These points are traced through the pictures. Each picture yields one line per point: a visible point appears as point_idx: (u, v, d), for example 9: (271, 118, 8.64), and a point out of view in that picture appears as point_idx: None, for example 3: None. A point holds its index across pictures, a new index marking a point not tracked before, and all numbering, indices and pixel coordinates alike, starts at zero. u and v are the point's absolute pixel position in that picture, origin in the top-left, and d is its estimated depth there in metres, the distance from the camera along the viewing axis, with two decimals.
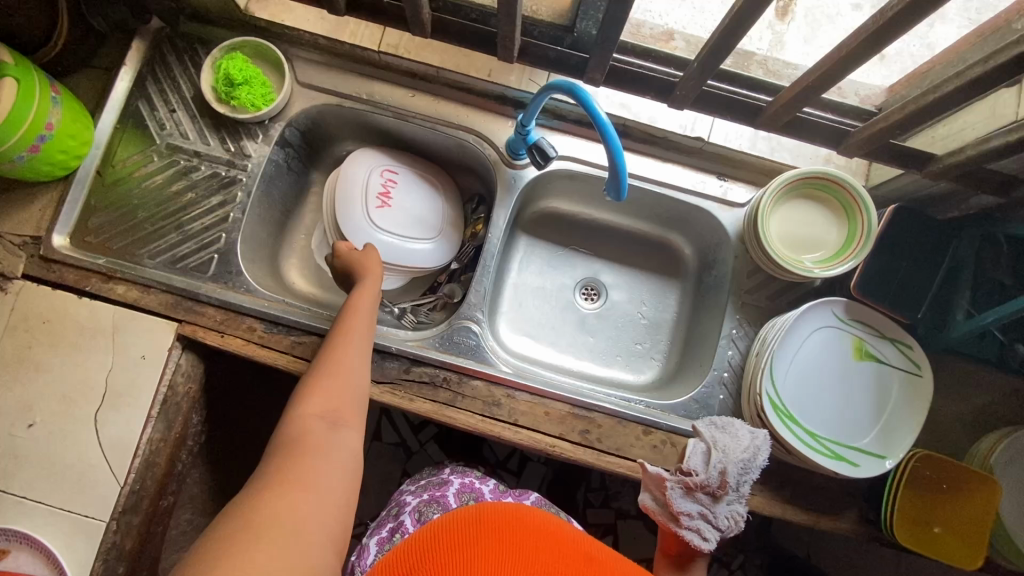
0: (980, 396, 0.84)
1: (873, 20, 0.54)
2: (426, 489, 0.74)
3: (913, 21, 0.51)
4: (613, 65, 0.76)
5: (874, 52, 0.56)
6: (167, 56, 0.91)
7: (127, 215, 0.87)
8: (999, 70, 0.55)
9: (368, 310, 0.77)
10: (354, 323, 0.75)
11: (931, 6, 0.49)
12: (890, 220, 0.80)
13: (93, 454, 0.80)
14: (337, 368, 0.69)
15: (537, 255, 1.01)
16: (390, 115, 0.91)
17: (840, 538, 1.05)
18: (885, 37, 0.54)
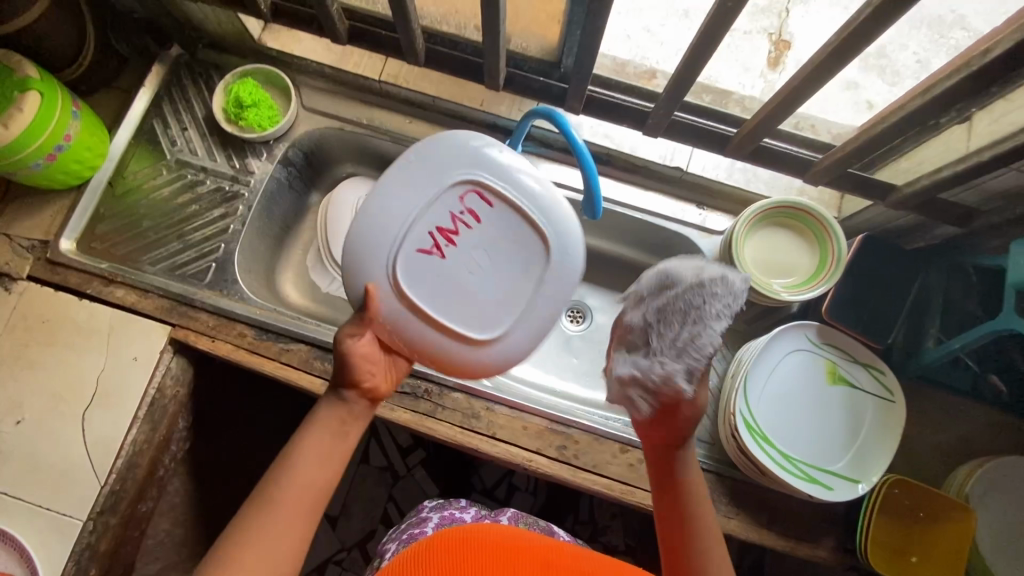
0: (958, 427, 0.85)
1: (818, 56, 0.59)
2: (406, 531, 0.71)
3: (851, 55, 0.57)
4: (593, 95, 0.81)
5: (821, 85, 0.61)
6: (183, 80, 0.97)
7: (133, 223, 0.92)
8: (936, 103, 0.59)
9: (308, 483, 0.54)
10: (287, 475, 0.54)
11: (864, 42, 0.54)
12: (859, 249, 0.83)
13: (76, 453, 0.81)
14: (243, 556, 0.50)
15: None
16: (387, 139, 0.97)
17: None
18: (830, 71, 0.60)
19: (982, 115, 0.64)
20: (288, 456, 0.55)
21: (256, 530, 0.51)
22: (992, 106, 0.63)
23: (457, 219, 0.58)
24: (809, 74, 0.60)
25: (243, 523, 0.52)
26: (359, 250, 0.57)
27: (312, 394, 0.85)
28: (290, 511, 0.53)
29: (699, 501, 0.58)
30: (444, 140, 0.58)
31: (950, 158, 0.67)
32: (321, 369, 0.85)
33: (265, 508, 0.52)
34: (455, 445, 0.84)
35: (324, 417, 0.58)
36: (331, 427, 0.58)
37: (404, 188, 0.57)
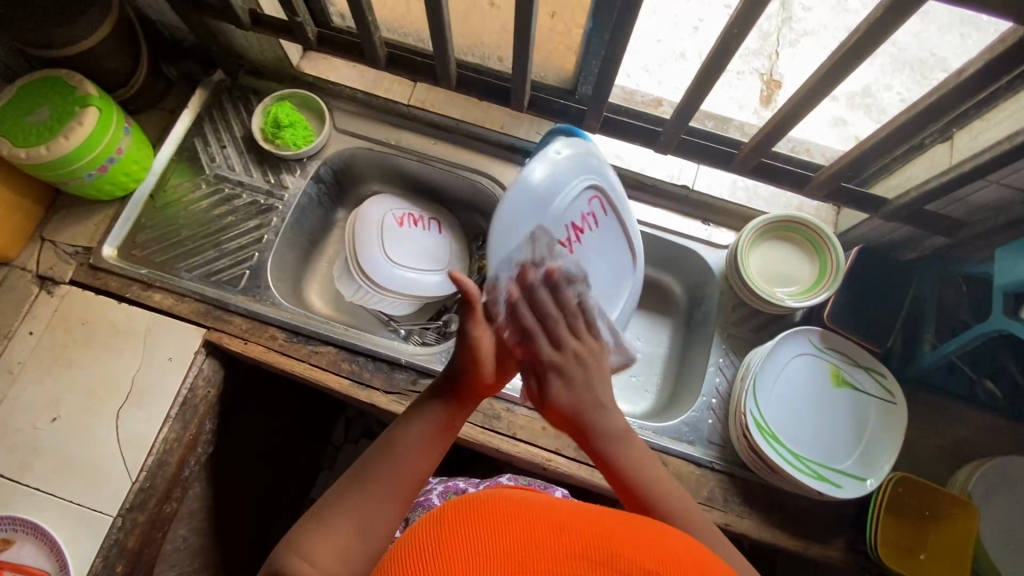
0: (958, 430, 0.89)
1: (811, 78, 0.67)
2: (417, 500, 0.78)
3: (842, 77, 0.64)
4: (608, 116, 0.88)
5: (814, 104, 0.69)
6: (224, 102, 1.05)
7: (172, 232, 0.97)
8: (917, 120, 0.67)
9: (419, 454, 0.57)
10: (392, 455, 0.57)
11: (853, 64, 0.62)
12: (856, 260, 0.89)
13: (110, 450, 0.83)
14: (342, 521, 0.52)
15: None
16: (413, 158, 1.03)
17: None
18: (822, 92, 0.67)
19: (962, 133, 0.71)
20: (394, 439, 0.58)
21: (355, 498, 0.54)
22: (969, 126, 0.70)
23: (585, 218, 0.83)
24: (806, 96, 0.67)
25: (347, 493, 0.54)
26: (500, 231, 0.74)
27: (339, 394, 0.89)
28: (391, 488, 0.55)
29: (632, 460, 0.60)
30: (564, 149, 0.80)
31: (935, 172, 0.73)
32: (349, 370, 0.89)
33: (370, 479, 0.55)
34: (476, 446, 0.87)
35: (432, 406, 0.60)
36: (439, 417, 0.60)
37: (531, 179, 0.78)
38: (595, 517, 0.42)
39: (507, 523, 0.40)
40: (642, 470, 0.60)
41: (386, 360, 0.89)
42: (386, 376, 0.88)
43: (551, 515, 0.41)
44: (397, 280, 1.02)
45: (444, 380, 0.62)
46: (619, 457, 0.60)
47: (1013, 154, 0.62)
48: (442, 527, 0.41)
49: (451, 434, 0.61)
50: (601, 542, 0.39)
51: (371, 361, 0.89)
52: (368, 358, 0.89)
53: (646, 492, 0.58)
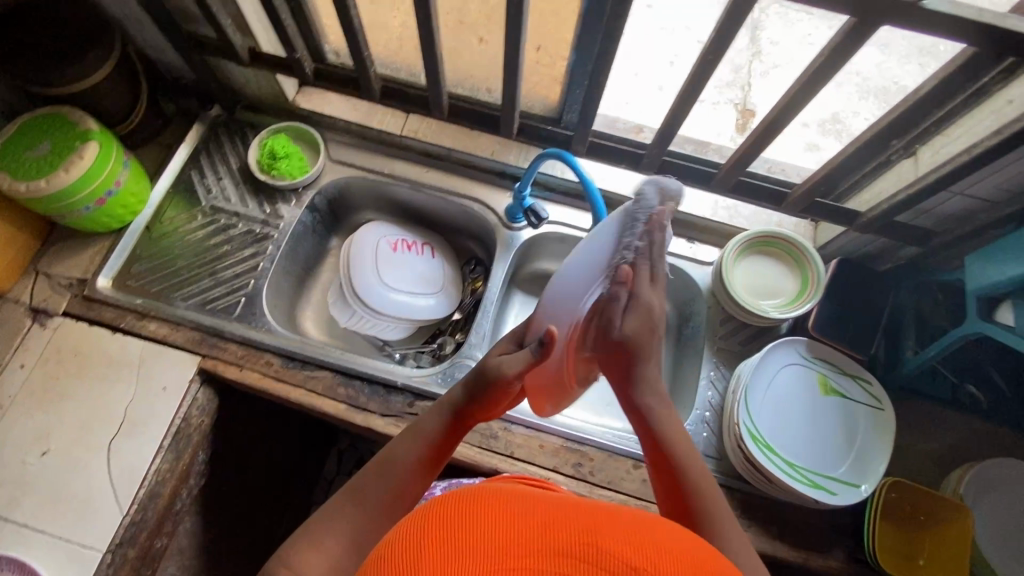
0: (945, 436, 0.91)
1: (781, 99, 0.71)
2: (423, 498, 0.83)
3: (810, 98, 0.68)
4: (594, 140, 0.91)
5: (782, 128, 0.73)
6: (221, 136, 1.08)
7: (167, 263, 0.98)
8: (881, 137, 0.71)
9: (410, 466, 0.61)
10: (387, 469, 0.60)
11: None
12: (836, 272, 0.93)
13: (101, 483, 0.82)
14: (332, 535, 0.54)
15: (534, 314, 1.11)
16: (406, 186, 1.06)
17: None
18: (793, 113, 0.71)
19: (925, 149, 0.76)
20: (389, 455, 0.62)
21: (348, 512, 0.57)
22: (930, 142, 0.75)
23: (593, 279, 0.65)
24: (772, 120, 0.70)
25: (342, 506, 0.58)
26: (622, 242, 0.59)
27: (335, 419, 0.89)
28: (383, 500, 0.58)
29: (671, 430, 0.63)
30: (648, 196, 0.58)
31: (902, 185, 0.78)
32: (345, 395, 0.89)
33: (365, 492, 0.58)
34: (473, 466, 0.87)
35: (429, 427, 0.64)
36: (433, 437, 0.64)
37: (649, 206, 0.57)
38: (591, 513, 0.39)
39: (500, 525, 0.37)
40: (683, 447, 0.62)
41: (382, 383, 0.89)
42: (383, 400, 0.89)
43: (544, 515, 0.38)
44: (392, 304, 1.04)
45: (443, 405, 0.66)
46: (662, 429, 0.63)
47: (972, 165, 0.66)
48: (432, 523, 0.38)
49: (445, 453, 0.64)
50: (590, 539, 0.36)
51: (368, 385, 0.89)
52: (364, 381, 0.90)
53: (677, 466, 0.61)
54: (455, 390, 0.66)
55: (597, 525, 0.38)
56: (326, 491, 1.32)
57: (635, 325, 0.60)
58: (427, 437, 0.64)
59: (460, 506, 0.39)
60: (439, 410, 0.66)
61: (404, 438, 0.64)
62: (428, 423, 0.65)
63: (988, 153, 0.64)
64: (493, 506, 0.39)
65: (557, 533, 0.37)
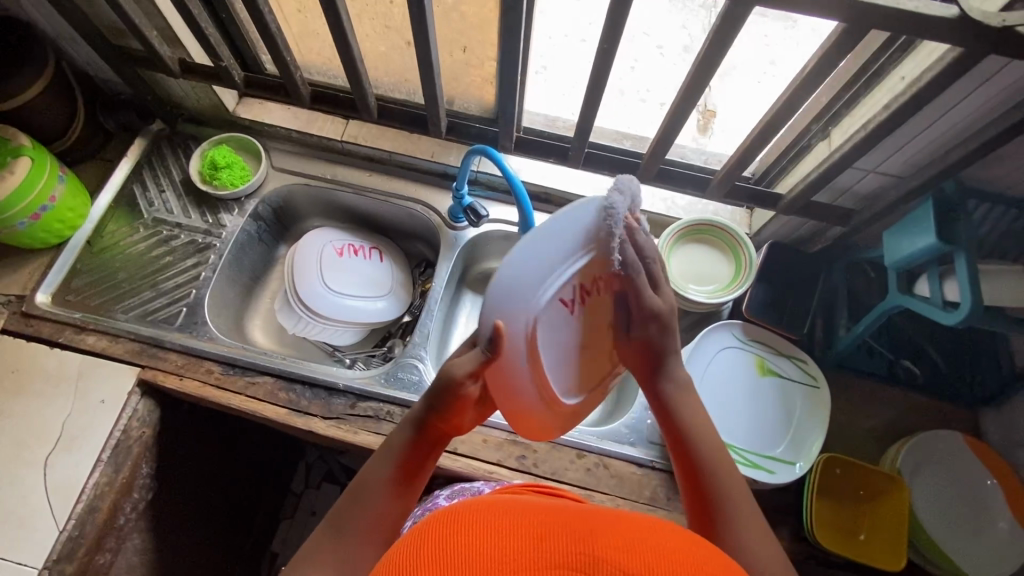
0: (885, 412, 0.92)
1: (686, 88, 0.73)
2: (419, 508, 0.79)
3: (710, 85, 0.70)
4: (522, 136, 0.93)
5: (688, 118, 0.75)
6: (163, 150, 1.08)
7: (108, 276, 0.98)
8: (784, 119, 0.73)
9: (385, 490, 0.60)
10: (365, 495, 0.60)
11: None
12: (768, 255, 0.95)
13: (37, 499, 0.81)
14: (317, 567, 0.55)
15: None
16: (349, 191, 1.07)
17: None
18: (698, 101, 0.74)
19: (836, 130, 0.78)
20: (363, 482, 0.61)
21: (332, 544, 0.57)
22: (841, 123, 0.77)
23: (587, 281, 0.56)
24: (680, 105, 0.73)
25: (325, 537, 0.58)
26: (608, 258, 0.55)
27: (277, 424, 0.89)
28: (363, 529, 0.58)
29: (688, 411, 0.65)
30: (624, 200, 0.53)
31: (817, 164, 0.80)
32: (286, 399, 0.89)
33: (346, 522, 0.58)
34: None
35: (399, 447, 0.62)
36: (405, 456, 0.62)
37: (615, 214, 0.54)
38: (584, 520, 0.38)
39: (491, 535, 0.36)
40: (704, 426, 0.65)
41: (323, 386, 0.89)
42: (324, 402, 0.88)
43: (536, 525, 0.37)
44: (338, 308, 1.04)
45: (409, 420, 0.64)
46: (681, 420, 0.65)
47: (869, 140, 0.69)
48: (427, 540, 0.37)
49: (421, 470, 0.63)
50: (582, 547, 0.35)
51: (309, 389, 0.89)
52: (305, 385, 0.89)
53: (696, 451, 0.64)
54: (419, 410, 0.63)
55: (591, 530, 0.36)
56: (294, 505, 1.31)
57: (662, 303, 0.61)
58: (398, 458, 0.62)
59: (456, 520, 0.38)
60: (410, 425, 0.63)
61: (377, 459, 0.62)
62: (399, 439, 0.63)
63: (880, 127, 0.66)
64: (484, 515, 0.38)
65: (550, 541, 0.35)
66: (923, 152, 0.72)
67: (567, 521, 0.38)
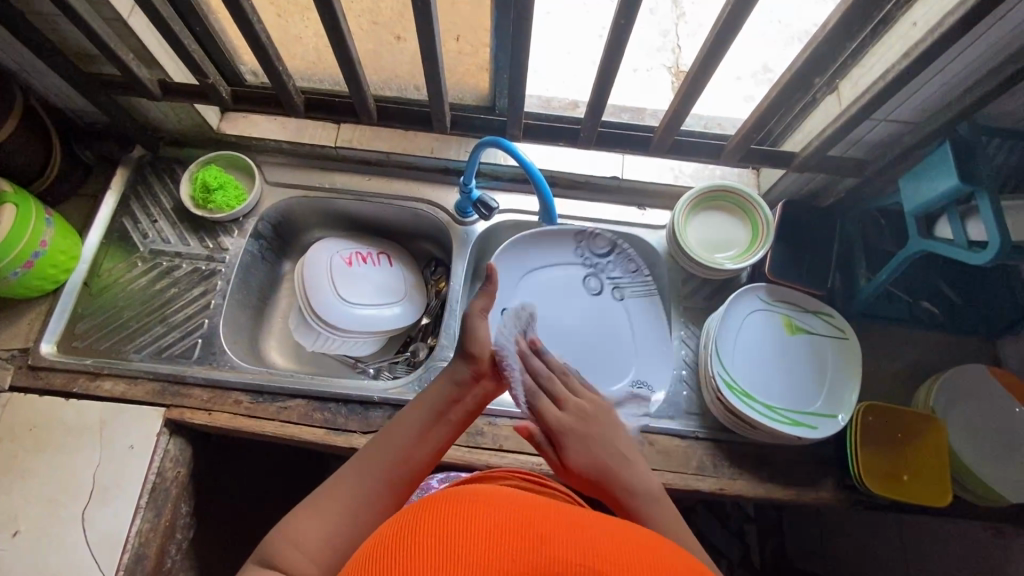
0: (909, 353, 0.95)
1: (692, 68, 0.71)
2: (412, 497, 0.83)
3: (712, 65, 0.69)
4: (528, 122, 0.90)
5: (699, 91, 0.74)
6: (148, 177, 1.03)
7: (113, 317, 0.94)
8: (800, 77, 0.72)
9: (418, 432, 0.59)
10: (391, 440, 0.57)
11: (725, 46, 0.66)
12: (783, 213, 0.95)
13: (81, 555, 0.78)
14: (332, 502, 0.53)
15: None
16: (350, 197, 1.04)
17: (851, 523, 1.07)
18: (700, 81, 0.72)
19: (845, 83, 0.78)
20: (393, 426, 0.59)
21: (350, 481, 0.54)
22: (849, 75, 0.78)
23: None
24: (694, 77, 0.72)
25: (347, 476, 0.55)
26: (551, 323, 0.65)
27: (316, 446, 0.87)
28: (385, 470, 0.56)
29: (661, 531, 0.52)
30: None
31: (829, 121, 0.80)
32: (322, 419, 0.87)
33: (368, 464, 0.56)
34: (465, 465, 0.87)
35: (431, 399, 0.61)
36: (437, 406, 0.61)
37: None
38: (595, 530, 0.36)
39: (492, 532, 0.34)
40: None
41: (358, 400, 0.87)
42: (362, 417, 0.87)
43: (542, 526, 0.35)
44: (356, 319, 1.01)
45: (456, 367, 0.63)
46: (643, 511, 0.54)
47: (886, 92, 0.69)
48: (426, 517, 0.35)
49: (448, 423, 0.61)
50: (586, 562, 0.33)
51: (344, 405, 0.87)
52: (340, 402, 0.87)
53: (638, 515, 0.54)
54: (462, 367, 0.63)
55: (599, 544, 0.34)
56: None
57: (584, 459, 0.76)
58: (431, 408, 0.60)
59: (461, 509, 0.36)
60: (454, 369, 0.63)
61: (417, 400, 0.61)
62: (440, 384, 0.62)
63: (899, 77, 0.66)
64: (490, 509, 0.36)
65: (553, 546, 0.33)
66: (934, 99, 0.73)
67: (578, 526, 0.35)
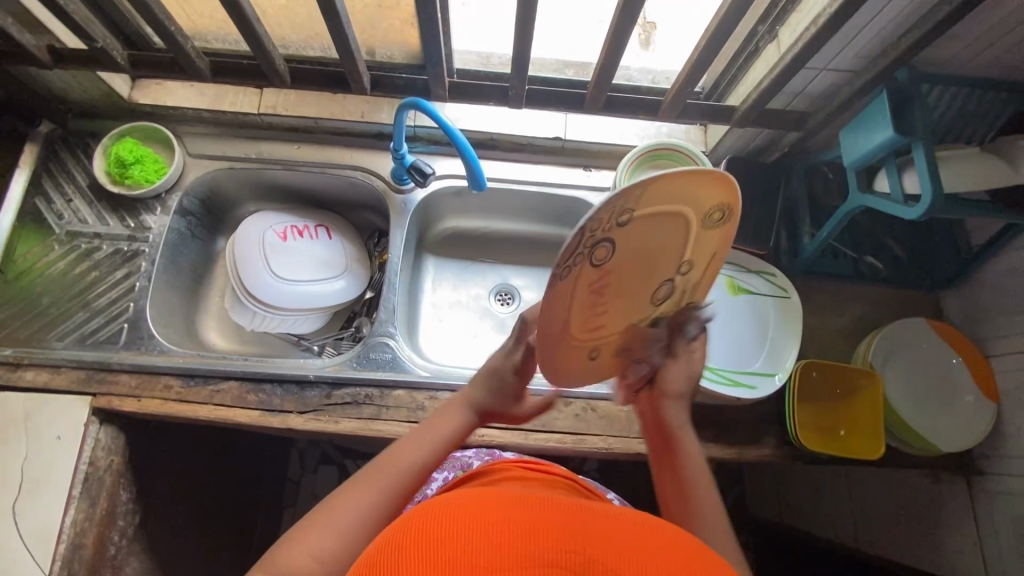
0: (854, 309, 0.95)
1: (614, 16, 0.66)
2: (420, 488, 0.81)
3: (636, 11, 0.64)
4: (455, 81, 0.85)
5: (625, 41, 0.70)
6: (60, 153, 0.97)
7: (31, 304, 0.90)
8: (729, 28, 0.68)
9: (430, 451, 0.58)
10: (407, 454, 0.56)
11: None
12: (726, 170, 0.92)
13: (14, 549, 0.77)
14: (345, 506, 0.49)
15: (470, 280, 1.08)
16: (280, 167, 0.98)
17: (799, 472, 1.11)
18: (624, 31, 0.68)
19: (783, 30, 0.74)
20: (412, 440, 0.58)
21: (365, 493, 0.51)
22: (788, 21, 0.74)
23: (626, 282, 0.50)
24: (617, 27, 0.67)
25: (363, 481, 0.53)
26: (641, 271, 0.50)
27: (253, 427, 0.84)
28: (402, 484, 0.53)
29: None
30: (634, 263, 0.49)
31: (768, 69, 0.76)
32: (257, 400, 0.84)
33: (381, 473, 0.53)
34: None
35: (453, 424, 0.62)
36: (453, 437, 0.61)
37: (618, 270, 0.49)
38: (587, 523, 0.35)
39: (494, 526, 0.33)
40: (693, 486, 0.57)
41: (294, 379, 0.85)
42: (298, 397, 0.84)
43: (525, 519, 0.34)
44: (292, 297, 0.98)
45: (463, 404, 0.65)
46: None
47: (820, 37, 0.65)
48: (418, 528, 0.33)
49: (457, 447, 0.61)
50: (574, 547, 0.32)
51: (279, 386, 0.85)
52: (275, 383, 0.85)
53: None
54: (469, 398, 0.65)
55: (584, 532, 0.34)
56: (294, 493, 1.29)
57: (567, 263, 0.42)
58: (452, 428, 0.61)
59: (441, 512, 0.34)
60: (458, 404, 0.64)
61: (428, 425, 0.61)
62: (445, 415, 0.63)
63: (831, 21, 0.63)
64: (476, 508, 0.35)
65: (539, 539, 0.32)
66: (872, 44, 0.69)
67: (561, 520, 0.35)
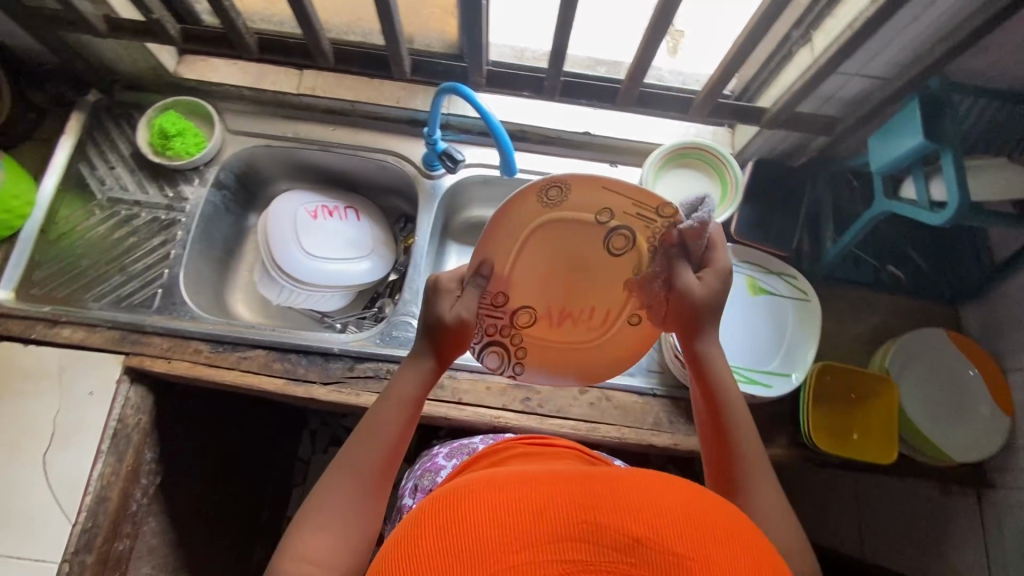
0: (873, 317, 0.95)
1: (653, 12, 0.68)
2: (420, 466, 0.83)
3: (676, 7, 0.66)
4: (492, 70, 0.87)
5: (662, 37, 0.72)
6: (105, 122, 1.00)
7: (70, 265, 0.93)
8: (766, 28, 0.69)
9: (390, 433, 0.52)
10: (375, 436, 0.52)
11: None
12: (752, 173, 0.94)
13: (43, 496, 0.80)
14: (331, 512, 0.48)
15: None
16: (315, 148, 1.01)
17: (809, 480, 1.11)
18: (662, 26, 0.70)
19: (817, 33, 0.76)
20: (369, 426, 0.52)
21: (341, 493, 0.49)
22: (822, 25, 0.75)
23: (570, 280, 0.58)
24: (655, 23, 0.69)
25: (341, 466, 0.50)
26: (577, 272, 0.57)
27: (277, 396, 0.87)
28: (371, 477, 0.50)
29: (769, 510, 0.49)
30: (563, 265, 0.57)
31: (801, 72, 0.78)
32: (281, 369, 0.87)
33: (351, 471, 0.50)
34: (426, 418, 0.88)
35: (406, 393, 0.54)
36: (410, 406, 0.54)
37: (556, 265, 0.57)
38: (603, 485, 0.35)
39: (510, 504, 0.33)
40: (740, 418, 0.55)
41: (318, 352, 0.87)
42: (321, 368, 0.87)
43: (539, 493, 0.34)
44: (319, 273, 1.01)
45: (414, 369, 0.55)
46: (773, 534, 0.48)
47: (855, 40, 0.66)
48: (433, 514, 0.34)
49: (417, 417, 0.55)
50: (591, 517, 0.32)
51: (304, 356, 0.87)
52: (300, 353, 0.87)
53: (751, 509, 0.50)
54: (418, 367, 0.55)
55: (601, 496, 0.34)
56: (304, 471, 1.31)
57: (464, 304, 0.55)
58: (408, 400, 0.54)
59: (454, 498, 0.34)
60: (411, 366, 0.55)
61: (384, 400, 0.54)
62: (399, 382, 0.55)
63: (867, 25, 0.64)
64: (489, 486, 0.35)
65: (554, 511, 0.33)
66: (907, 51, 0.70)
67: (577, 488, 0.35)
